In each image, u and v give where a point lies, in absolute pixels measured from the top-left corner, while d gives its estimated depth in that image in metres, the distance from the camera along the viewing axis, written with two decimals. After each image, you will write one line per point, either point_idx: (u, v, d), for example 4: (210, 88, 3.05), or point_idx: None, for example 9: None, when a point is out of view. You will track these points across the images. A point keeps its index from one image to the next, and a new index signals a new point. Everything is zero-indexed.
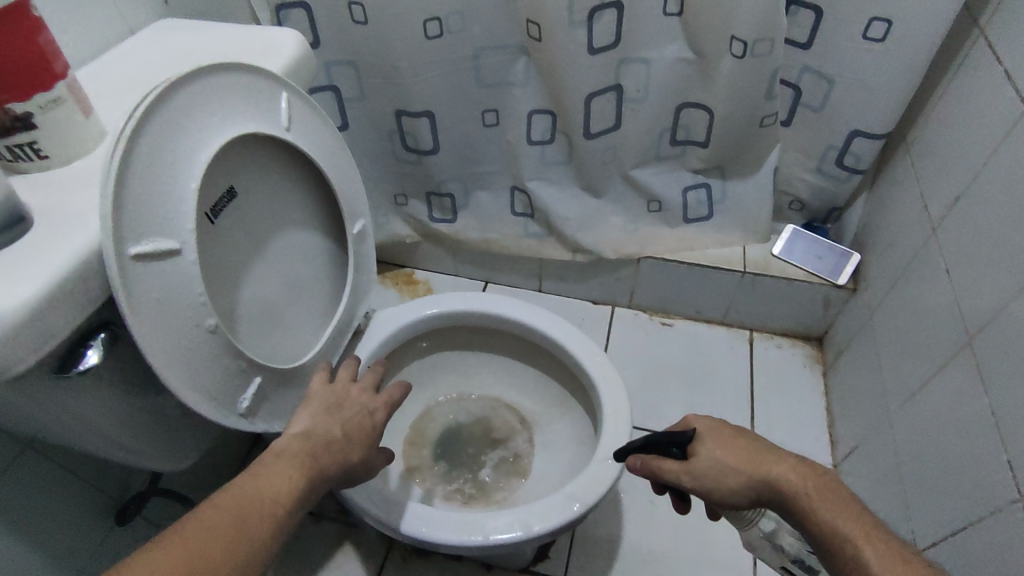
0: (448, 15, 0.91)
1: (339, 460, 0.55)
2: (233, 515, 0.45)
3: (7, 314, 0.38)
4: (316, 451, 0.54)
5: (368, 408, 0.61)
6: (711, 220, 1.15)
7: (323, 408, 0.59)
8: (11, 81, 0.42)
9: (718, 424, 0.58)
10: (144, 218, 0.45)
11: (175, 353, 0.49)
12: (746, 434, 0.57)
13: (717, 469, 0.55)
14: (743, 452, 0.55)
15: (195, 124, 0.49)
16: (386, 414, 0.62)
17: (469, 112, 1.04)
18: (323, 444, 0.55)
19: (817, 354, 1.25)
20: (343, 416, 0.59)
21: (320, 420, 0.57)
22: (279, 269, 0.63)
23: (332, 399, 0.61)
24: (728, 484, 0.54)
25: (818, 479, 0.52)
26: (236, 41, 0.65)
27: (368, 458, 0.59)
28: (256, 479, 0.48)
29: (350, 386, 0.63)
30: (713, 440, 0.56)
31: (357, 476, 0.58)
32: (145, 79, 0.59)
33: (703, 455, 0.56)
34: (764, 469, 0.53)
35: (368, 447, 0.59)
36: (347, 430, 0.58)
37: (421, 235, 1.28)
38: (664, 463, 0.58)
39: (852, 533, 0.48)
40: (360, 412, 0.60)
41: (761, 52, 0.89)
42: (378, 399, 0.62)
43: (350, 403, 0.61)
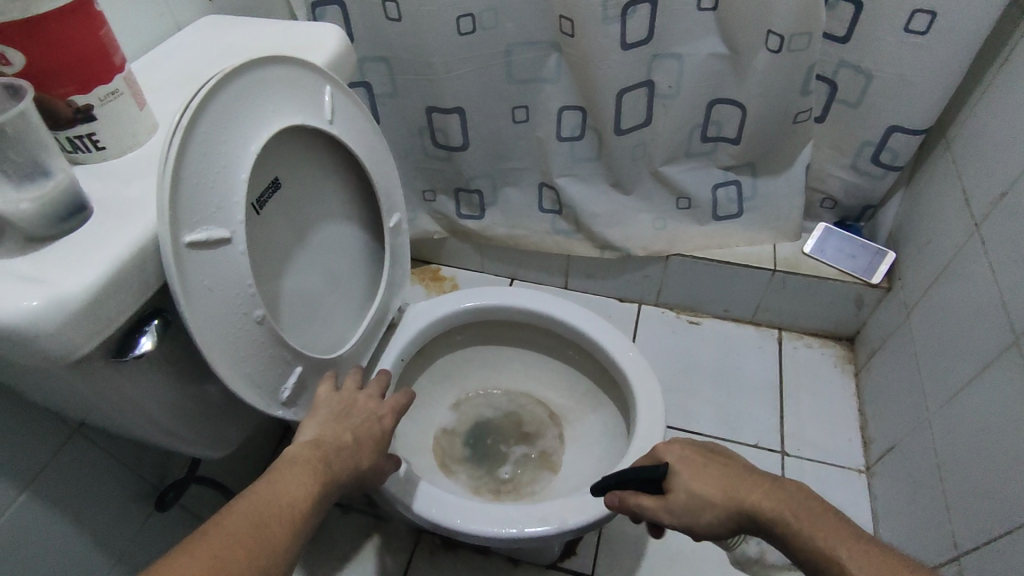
0: (481, 12, 0.91)
1: (352, 465, 0.55)
2: (255, 521, 0.45)
3: (72, 298, 0.39)
4: (328, 457, 0.54)
5: (375, 414, 0.61)
6: (741, 218, 1.14)
7: (332, 415, 0.59)
8: (73, 74, 0.44)
9: (689, 453, 0.58)
10: (199, 207, 0.46)
11: (224, 340, 0.50)
12: (717, 460, 0.57)
13: (693, 502, 0.54)
14: (716, 482, 0.54)
15: (247, 115, 0.50)
16: (393, 420, 0.63)
17: (500, 107, 1.04)
18: (335, 450, 0.55)
19: (847, 354, 1.23)
20: (352, 423, 0.59)
21: (329, 426, 0.57)
22: (320, 261, 0.64)
23: (339, 406, 0.60)
24: (706, 517, 0.54)
25: (791, 499, 0.51)
26: (279, 36, 0.67)
27: (377, 463, 0.59)
28: (273, 484, 0.48)
29: (358, 393, 0.62)
30: (686, 472, 0.56)
31: (367, 481, 0.59)
32: (192, 72, 0.61)
33: (677, 491, 0.55)
34: (736, 496, 0.53)
35: (376, 452, 0.59)
36: (357, 436, 0.58)
37: (449, 231, 1.28)
38: (641, 501, 0.57)
39: (836, 551, 0.48)
40: (368, 419, 0.60)
41: (799, 45, 0.89)
42: (384, 405, 0.63)
43: (358, 409, 0.60)
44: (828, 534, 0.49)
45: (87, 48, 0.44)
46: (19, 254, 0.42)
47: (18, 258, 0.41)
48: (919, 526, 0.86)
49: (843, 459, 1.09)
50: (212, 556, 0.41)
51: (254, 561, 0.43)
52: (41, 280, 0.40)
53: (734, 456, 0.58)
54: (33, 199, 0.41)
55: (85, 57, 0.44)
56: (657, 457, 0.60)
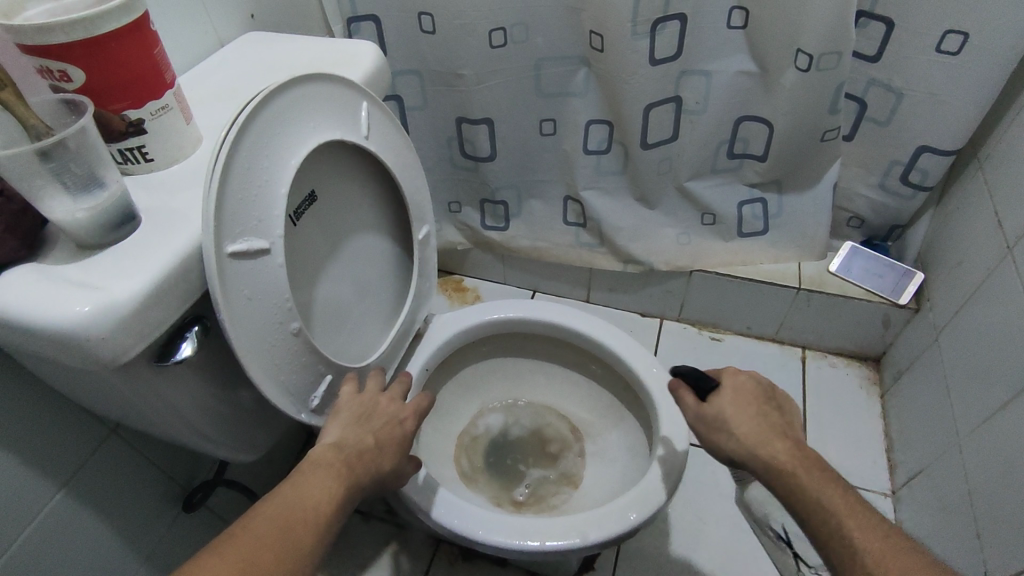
0: (512, 26, 0.93)
1: (373, 469, 0.56)
2: (281, 522, 0.46)
3: (121, 304, 0.41)
4: (351, 461, 0.54)
5: (397, 417, 0.61)
6: (766, 236, 1.14)
7: (353, 419, 0.59)
8: (127, 90, 0.46)
9: (742, 385, 0.59)
10: (241, 219, 0.48)
11: (261, 347, 0.52)
12: (761, 403, 0.58)
13: (721, 424, 0.57)
14: (751, 420, 0.56)
15: (289, 132, 0.52)
16: (415, 423, 0.63)
17: (528, 120, 1.05)
18: (357, 454, 0.55)
19: (873, 375, 1.21)
20: (374, 426, 0.59)
21: (351, 429, 0.57)
22: (351, 271, 0.66)
23: (362, 408, 0.60)
24: (722, 439, 0.57)
25: (813, 465, 0.53)
26: (318, 52, 0.69)
27: (399, 466, 0.59)
28: (297, 487, 0.49)
29: (379, 396, 0.62)
30: (730, 397, 0.58)
31: (389, 483, 0.59)
32: (235, 86, 0.63)
33: (712, 406, 0.58)
34: (762, 444, 0.55)
35: (398, 455, 0.59)
36: (379, 439, 0.58)
37: (473, 242, 1.30)
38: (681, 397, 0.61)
39: (836, 512, 0.50)
40: (390, 422, 0.60)
41: (828, 65, 0.89)
42: (406, 408, 0.63)
43: (380, 412, 0.61)
44: (834, 496, 0.51)
45: (141, 66, 0.46)
46: (73, 262, 0.44)
47: (73, 266, 0.44)
48: (945, 554, 0.84)
49: (869, 483, 1.07)
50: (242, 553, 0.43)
51: (280, 560, 0.44)
52: (94, 286, 0.42)
53: (783, 410, 0.60)
54: (87, 210, 0.43)
55: (139, 74, 0.46)
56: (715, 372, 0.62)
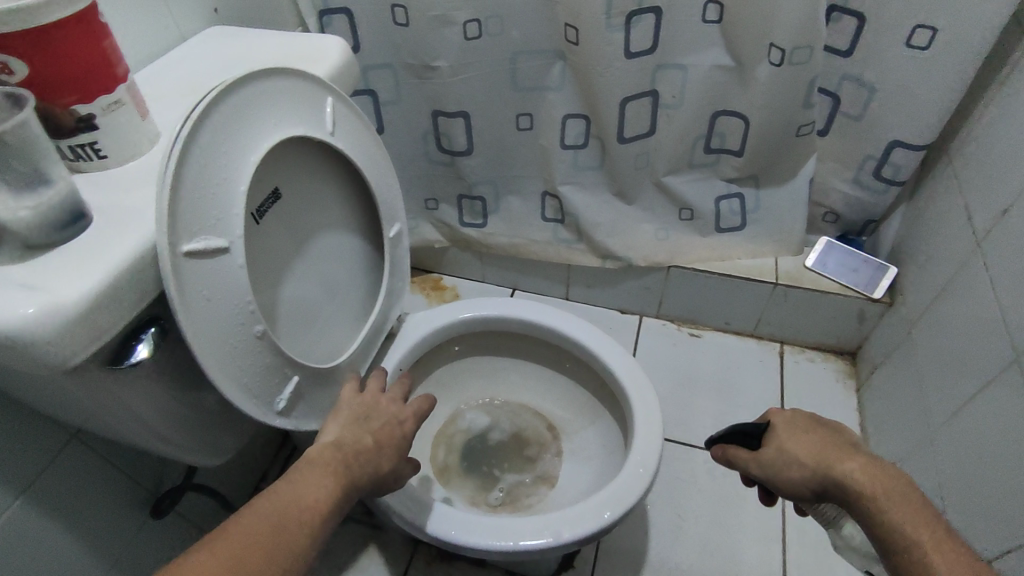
0: (488, 18, 0.92)
1: (371, 469, 0.55)
2: (275, 519, 0.45)
3: (68, 305, 0.40)
4: (348, 459, 0.53)
5: (397, 418, 0.60)
6: (744, 231, 1.14)
7: (352, 418, 0.58)
8: (75, 83, 0.44)
9: (797, 418, 0.59)
10: (197, 219, 0.46)
11: (222, 350, 0.50)
12: (823, 429, 0.57)
13: (785, 461, 0.56)
14: (813, 447, 0.55)
15: (248, 128, 0.51)
16: (415, 425, 0.61)
17: (505, 114, 1.05)
18: (355, 453, 0.54)
19: (849, 369, 1.22)
20: (373, 426, 0.58)
21: (349, 428, 0.57)
22: (319, 270, 0.64)
23: (360, 409, 0.59)
24: (790, 474, 0.56)
25: (891, 485, 0.51)
26: (284, 47, 0.68)
27: (397, 468, 0.58)
28: (294, 486, 0.48)
29: (380, 396, 0.62)
30: (786, 432, 0.58)
31: (387, 486, 0.58)
32: (197, 81, 0.62)
33: (771, 445, 0.58)
34: (830, 469, 0.53)
35: (397, 457, 0.58)
36: (378, 439, 0.57)
37: (450, 240, 1.29)
38: (738, 452, 0.61)
39: (919, 537, 0.47)
40: (389, 423, 0.59)
41: (800, 60, 0.89)
42: (407, 409, 0.62)
43: (379, 413, 0.60)
44: (915, 519, 0.48)
45: (90, 59, 0.45)
46: (16, 262, 0.42)
47: (16, 266, 0.42)
48: None
49: None
50: (235, 549, 0.42)
51: (273, 560, 0.43)
52: (40, 287, 0.40)
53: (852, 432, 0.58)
54: (31, 206, 0.41)
55: (89, 67, 0.45)
56: (762, 415, 0.61)
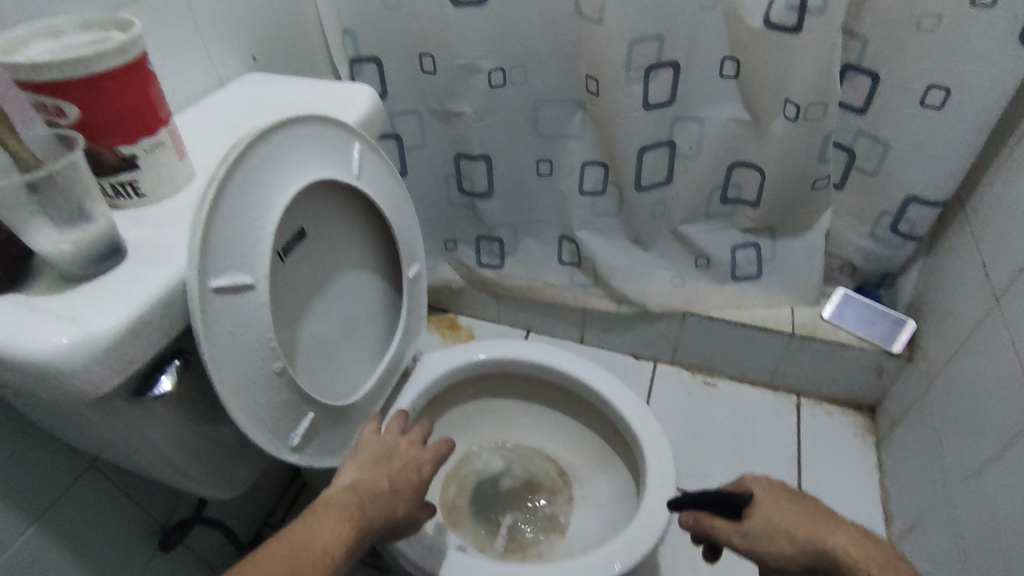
0: (511, 68, 0.96)
1: (386, 514, 0.54)
2: (289, 562, 0.45)
3: (99, 336, 0.41)
4: (364, 502, 0.53)
5: (416, 461, 0.60)
6: (760, 280, 1.15)
7: (372, 459, 0.58)
8: (120, 125, 0.48)
9: (774, 486, 0.58)
10: (226, 256, 0.48)
11: (242, 385, 0.51)
12: (802, 499, 0.56)
13: (771, 535, 0.54)
14: (800, 518, 0.54)
15: (280, 170, 0.53)
16: (433, 469, 0.61)
17: (525, 160, 1.08)
18: (372, 496, 0.54)
19: (868, 424, 1.20)
20: (392, 468, 0.58)
21: (368, 469, 0.57)
22: (339, 308, 0.66)
23: (380, 450, 0.60)
24: (778, 549, 0.54)
25: (880, 556, 0.51)
26: (317, 94, 0.71)
27: (412, 513, 0.58)
28: (311, 527, 0.49)
29: (400, 437, 0.62)
30: (768, 502, 0.56)
31: (401, 530, 0.58)
32: (233, 124, 0.65)
33: (754, 518, 0.56)
34: (822, 542, 0.53)
35: (412, 502, 0.58)
36: (395, 483, 0.57)
37: (467, 280, 1.31)
38: (716, 523, 0.58)
39: None
40: (408, 466, 0.59)
41: (815, 115, 0.91)
42: (426, 453, 0.62)
43: (398, 455, 0.60)
44: None
45: (136, 104, 0.48)
46: (53, 293, 0.44)
47: (52, 297, 0.44)
48: None
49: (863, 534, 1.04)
50: None
51: None
52: (75, 318, 0.42)
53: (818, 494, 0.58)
54: (72, 241, 0.43)
55: (134, 111, 0.48)
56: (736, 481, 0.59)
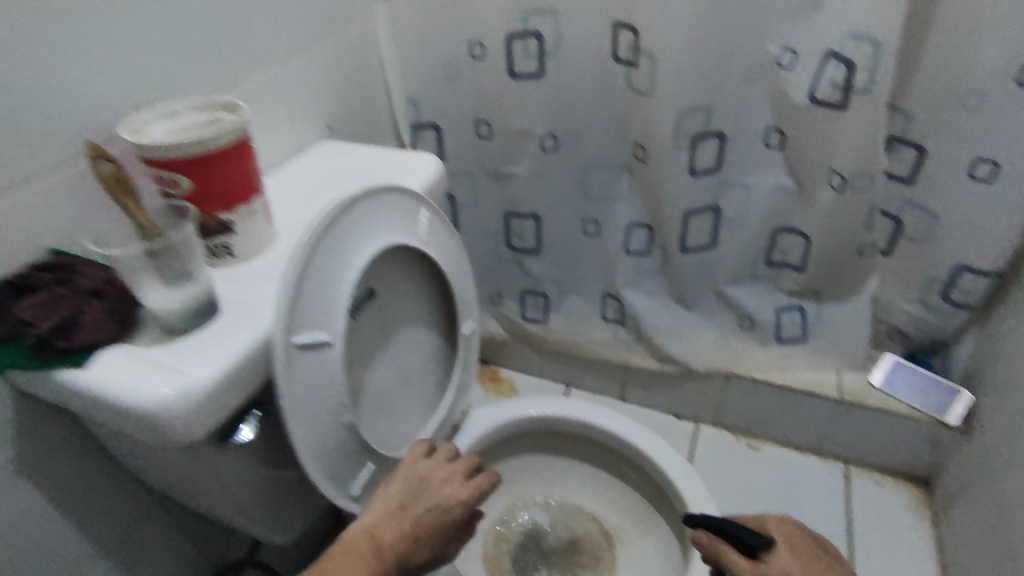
0: (563, 134, 1.02)
1: (404, 561, 0.55)
2: None
3: (198, 387, 0.45)
4: (381, 551, 0.54)
5: (445, 502, 0.59)
6: (806, 344, 1.14)
7: (401, 498, 0.58)
8: (222, 195, 0.54)
9: (800, 545, 0.57)
10: (308, 316, 0.52)
11: (313, 433, 0.55)
12: (826, 562, 0.56)
13: None
14: None
15: (359, 236, 0.58)
16: (463, 511, 0.60)
17: (573, 220, 1.12)
18: (391, 543, 0.55)
19: (923, 498, 1.15)
20: (418, 511, 0.58)
21: (394, 511, 0.57)
22: (398, 363, 0.69)
23: (412, 486, 0.60)
24: None
25: None
26: (388, 162, 0.77)
27: (437, 554, 0.58)
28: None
29: (434, 474, 0.61)
30: (792, 556, 0.56)
31: (428, 566, 0.59)
32: (313, 189, 0.71)
33: (775, 564, 0.55)
34: None
35: (436, 543, 0.58)
36: (418, 527, 0.57)
37: (511, 333, 1.34)
38: (732, 556, 0.57)
39: None
40: (435, 508, 0.58)
41: (862, 187, 0.94)
42: (457, 494, 0.60)
43: (428, 494, 0.59)
44: None
45: (238, 177, 0.54)
46: (156, 343, 0.49)
47: (156, 347, 0.49)
48: None
49: None
50: None
51: None
52: (177, 370, 0.46)
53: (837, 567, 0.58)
54: (177, 299, 0.49)
55: (236, 183, 0.54)
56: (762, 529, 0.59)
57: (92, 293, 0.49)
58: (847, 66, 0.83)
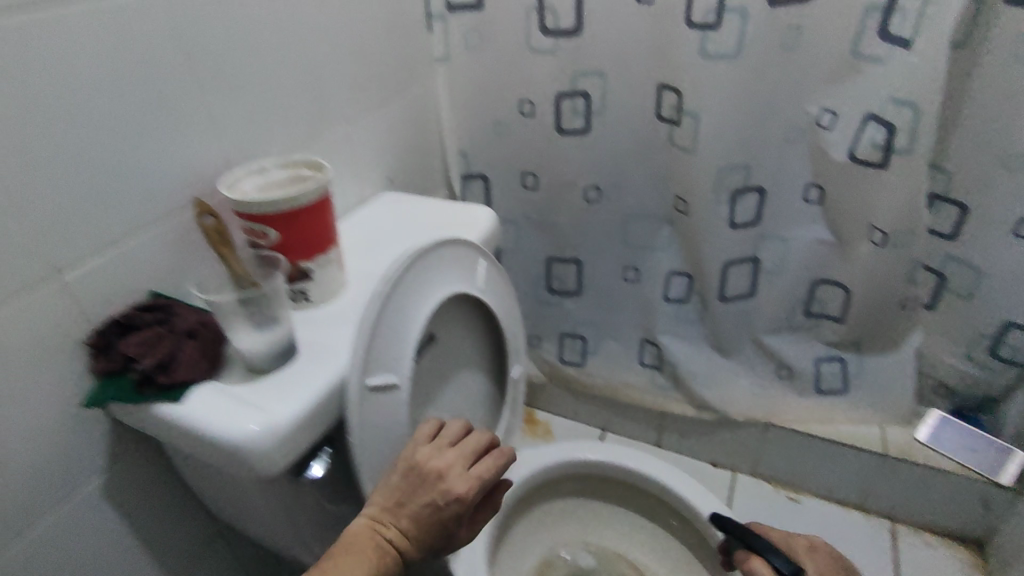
0: (606, 185, 1.06)
1: (407, 554, 0.52)
2: None
3: (281, 424, 0.49)
4: (381, 548, 0.51)
5: (444, 497, 0.53)
6: (847, 395, 1.14)
7: (400, 491, 0.53)
8: (304, 245, 0.59)
9: (823, 574, 0.66)
10: (379, 359, 0.56)
11: (377, 471, 0.58)
12: None
13: None
14: None
15: (426, 285, 0.62)
16: (466, 505, 0.54)
17: (613, 267, 1.15)
18: (391, 540, 0.51)
19: (974, 559, 1.12)
20: (417, 505, 0.53)
21: (394, 504, 0.53)
22: (452, 404, 0.72)
23: (411, 476, 0.54)
24: None
25: None
26: (445, 212, 0.82)
27: (444, 541, 0.55)
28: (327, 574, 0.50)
29: (432, 464, 0.54)
30: None
31: (439, 549, 0.56)
32: (376, 237, 0.76)
33: None
34: None
35: (442, 534, 0.54)
36: (419, 521, 0.53)
37: (548, 375, 1.36)
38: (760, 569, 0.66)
39: None
40: (434, 503, 0.53)
41: (903, 242, 0.96)
42: (457, 489, 0.53)
43: (427, 488, 0.53)
44: None
45: (318, 228, 0.59)
46: (242, 382, 0.53)
47: (242, 385, 0.53)
48: None
49: None
50: None
51: None
52: (262, 407, 0.50)
53: None
54: (263, 341, 0.53)
55: (316, 234, 0.59)
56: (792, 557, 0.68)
57: (187, 333, 0.54)
58: (888, 129, 0.86)
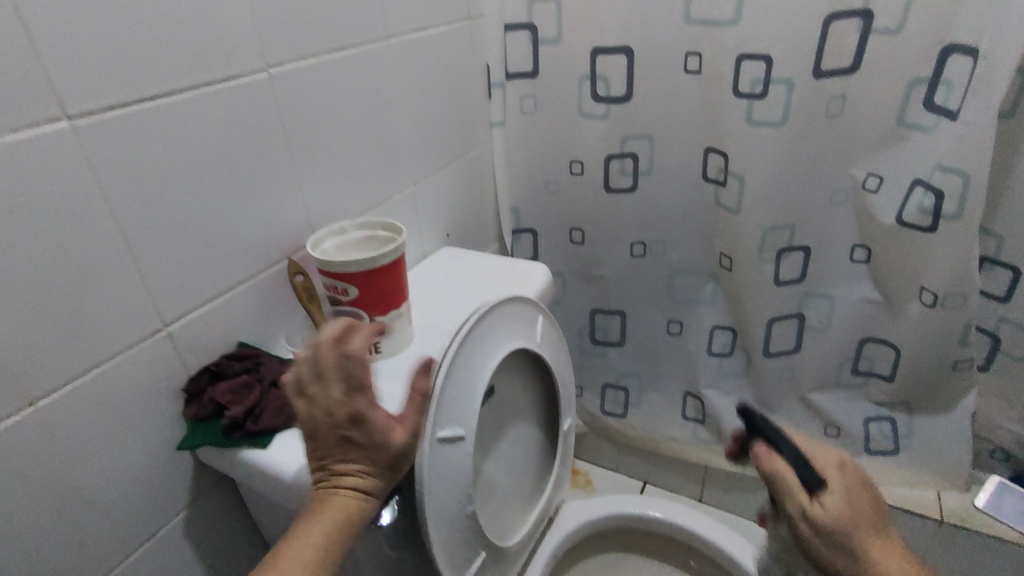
0: (652, 242, 1.10)
1: (361, 486, 0.48)
2: None
3: None
4: (335, 501, 0.47)
5: (340, 428, 0.47)
6: (898, 455, 1.12)
7: (314, 446, 0.48)
8: (379, 301, 0.63)
9: (857, 483, 0.55)
10: (448, 412, 0.59)
11: (443, 520, 0.60)
12: (875, 502, 0.55)
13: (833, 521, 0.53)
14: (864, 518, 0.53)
15: (490, 340, 0.66)
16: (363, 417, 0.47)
17: (657, 320, 1.17)
18: (337, 490, 0.48)
19: None
20: (332, 449, 0.47)
21: (319, 460, 0.48)
22: (507, 455, 0.75)
23: (313, 429, 0.48)
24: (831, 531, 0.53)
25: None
26: (501, 268, 0.86)
27: (389, 452, 0.49)
28: None
29: (315, 412, 0.47)
30: (846, 493, 0.54)
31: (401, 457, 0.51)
32: (437, 291, 0.80)
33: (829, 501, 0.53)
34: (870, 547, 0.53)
35: (377, 449, 0.48)
36: (347, 457, 0.48)
37: (589, 426, 1.36)
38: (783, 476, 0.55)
39: None
40: (338, 437, 0.47)
41: (954, 304, 0.95)
42: (348, 414, 0.47)
43: (325, 431, 0.47)
44: None
45: (392, 285, 0.63)
46: None
47: None
48: None
49: None
50: None
51: None
52: None
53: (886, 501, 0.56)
54: None
55: (391, 291, 0.63)
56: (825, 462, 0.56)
57: (273, 383, 0.60)
58: (936, 196, 0.88)
